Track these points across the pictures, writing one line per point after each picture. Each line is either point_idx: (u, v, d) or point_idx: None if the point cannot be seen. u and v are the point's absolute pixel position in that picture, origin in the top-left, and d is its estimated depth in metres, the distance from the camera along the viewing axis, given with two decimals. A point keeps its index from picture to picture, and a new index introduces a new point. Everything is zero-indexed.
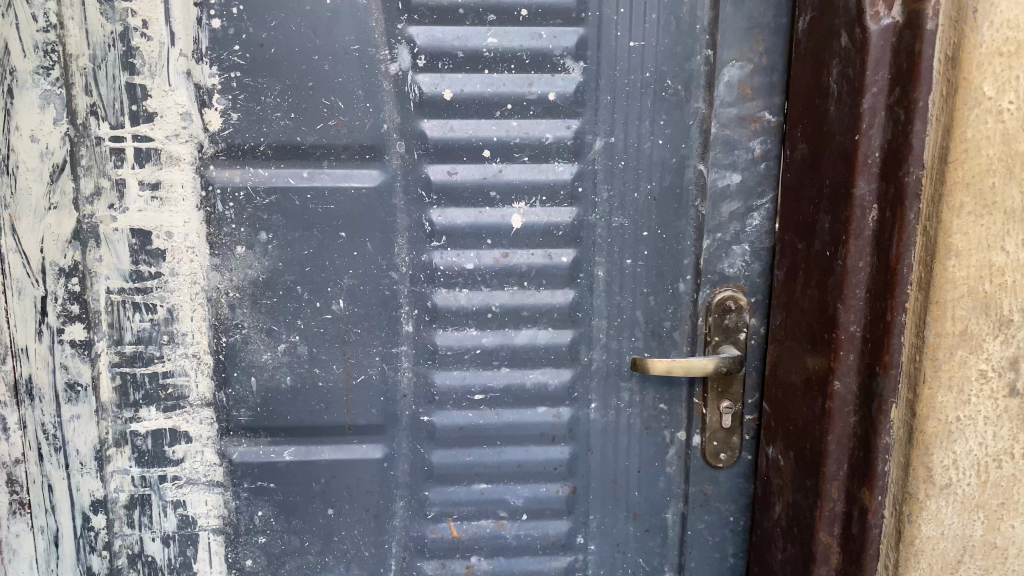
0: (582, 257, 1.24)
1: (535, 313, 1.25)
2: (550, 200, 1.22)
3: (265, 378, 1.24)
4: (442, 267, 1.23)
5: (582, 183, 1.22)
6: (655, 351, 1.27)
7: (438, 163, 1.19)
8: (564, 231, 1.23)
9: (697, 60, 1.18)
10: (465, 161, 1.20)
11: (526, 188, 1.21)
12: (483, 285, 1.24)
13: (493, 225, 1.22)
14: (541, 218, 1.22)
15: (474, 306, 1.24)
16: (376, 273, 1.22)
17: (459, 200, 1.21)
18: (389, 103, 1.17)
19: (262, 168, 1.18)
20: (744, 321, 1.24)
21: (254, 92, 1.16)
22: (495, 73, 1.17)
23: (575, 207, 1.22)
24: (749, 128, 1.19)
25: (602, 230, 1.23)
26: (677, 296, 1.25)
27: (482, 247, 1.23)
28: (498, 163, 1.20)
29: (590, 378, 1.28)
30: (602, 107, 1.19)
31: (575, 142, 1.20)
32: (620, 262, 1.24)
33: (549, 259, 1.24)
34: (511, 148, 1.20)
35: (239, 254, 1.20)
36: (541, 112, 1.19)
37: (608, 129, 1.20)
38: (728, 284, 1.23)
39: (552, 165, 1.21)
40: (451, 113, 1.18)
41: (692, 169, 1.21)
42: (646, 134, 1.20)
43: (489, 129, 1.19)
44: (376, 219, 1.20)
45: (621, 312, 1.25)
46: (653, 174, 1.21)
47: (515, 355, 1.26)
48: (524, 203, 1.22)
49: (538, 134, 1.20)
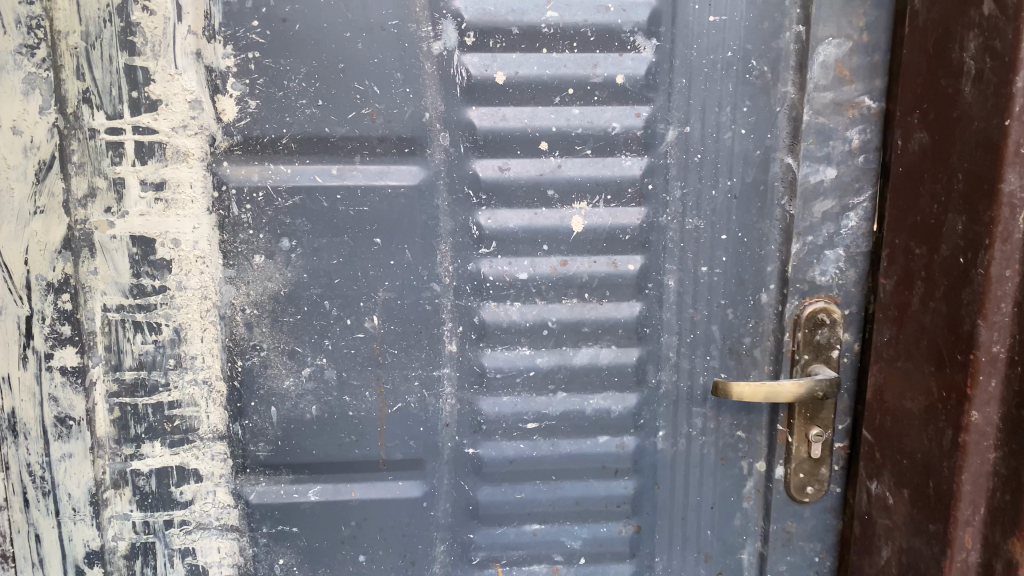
0: (650, 265, 1.08)
1: (596, 329, 1.09)
2: (615, 200, 1.06)
3: (288, 409, 1.07)
4: (491, 277, 1.06)
5: (652, 180, 1.06)
6: (732, 371, 1.11)
7: (488, 157, 1.03)
8: (631, 235, 1.07)
9: (787, 37, 1.02)
10: (519, 155, 1.03)
11: (588, 186, 1.05)
12: (538, 297, 1.08)
13: (549, 229, 1.06)
14: (605, 220, 1.06)
15: (528, 323, 1.08)
16: (417, 285, 1.05)
17: (511, 199, 1.04)
18: (431, 88, 1.01)
19: (284, 164, 1.01)
20: (838, 338, 1.08)
21: (275, 75, 0.99)
22: (554, 53, 1.01)
23: (643, 208, 1.07)
24: (847, 116, 1.03)
25: (673, 234, 1.07)
26: (759, 308, 1.09)
27: (536, 253, 1.06)
28: (556, 158, 1.04)
29: (658, 403, 1.12)
30: (676, 92, 1.03)
31: (645, 132, 1.04)
32: (693, 270, 1.08)
33: (614, 267, 1.08)
34: (572, 140, 1.04)
35: (257, 264, 1.04)
36: (607, 98, 1.03)
37: (683, 117, 1.04)
38: (819, 295, 1.08)
39: (618, 159, 1.05)
40: (503, 99, 1.02)
41: (778, 162, 1.05)
42: (726, 122, 1.04)
43: (547, 118, 1.03)
44: (416, 222, 1.04)
45: (694, 327, 1.10)
46: (733, 169, 1.06)
47: (573, 377, 1.10)
48: (585, 203, 1.06)
49: (603, 124, 1.04)
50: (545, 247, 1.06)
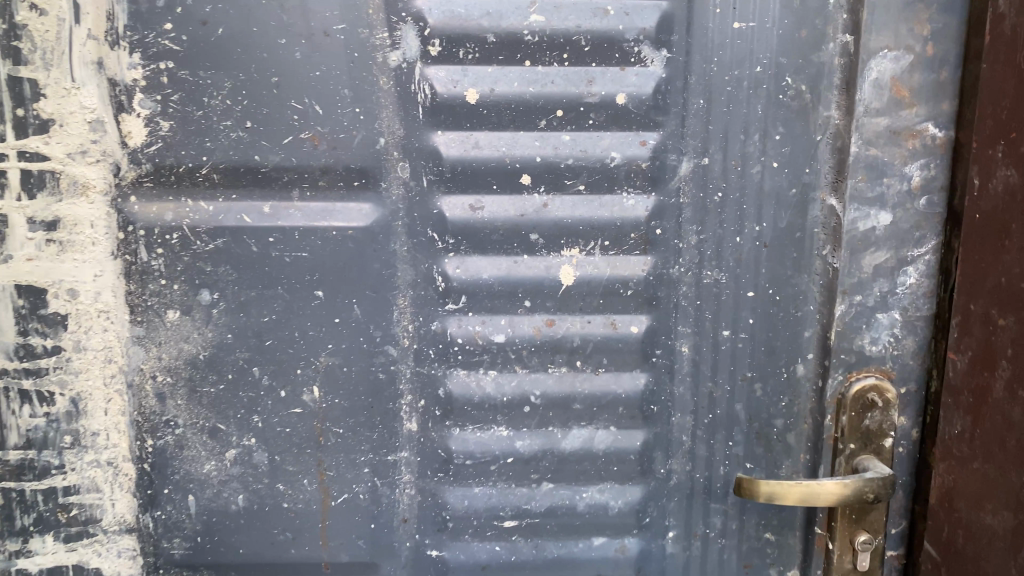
0: (658, 327, 0.88)
1: (590, 406, 0.89)
2: (615, 247, 0.86)
3: (209, 498, 0.88)
4: (461, 339, 0.86)
5: (661, 223, 0.86)
6: (759, 460, 0.90)
7: (456, 193, 0.83)
8: (634, 290, 0.87)
9: (831, 48, 0.82)
10: (496, 190, 0.84)
11: (580, 229, 0.85)
12: (518, 365, 0.87)
13: (532, 281, 0.86)
14: (602, 271, 0.86)
15: (505, 398, 0.88)
16: (369, 349, 0.85)
17: (485, 245, 0.85)
18: (387, 107, 0.81)
19: (205, 200, 0.82)
20: (891, 424, 0.86)
21: (192, 90, 0.80)
22: (539, 66, 0.82)
23: (650, 257, 0.86)
24: (905, 147, 0.82)
25: (687, 290, 0.87)
26: (793, 382, 0.88)
27: (515, 311, 0.86)
28: (541, 195, 0.84)
29: (666, 497, 0.91)
30: (692, 115, 0.84)
31: (652, 164, 0.84)
32: (711, 335, 0.88)
33: (612, 330, 0.87)
34: (560, 173, 0.84)
35: (171, 321, 0.84)
36: (605, 121, 0.83)
37: (701, 147, 0.84)
38: (868, 369, 0.86)
39: (618, 196, 0.85)
40: (475, 123, 0.82)
41: (818, 202, 0.85)
42: (754, 154, 0.85)
43: (529, 146, 0.83)
44: (368, 272, 0.84)
45: (712, 403, 0.89)
46: (762, 211, 0.85)
47: (562, 465, 0.89)
48: (577, 250, 0.85)
49: (599, 154, 0.84)
50: (526, 303, 0.86)
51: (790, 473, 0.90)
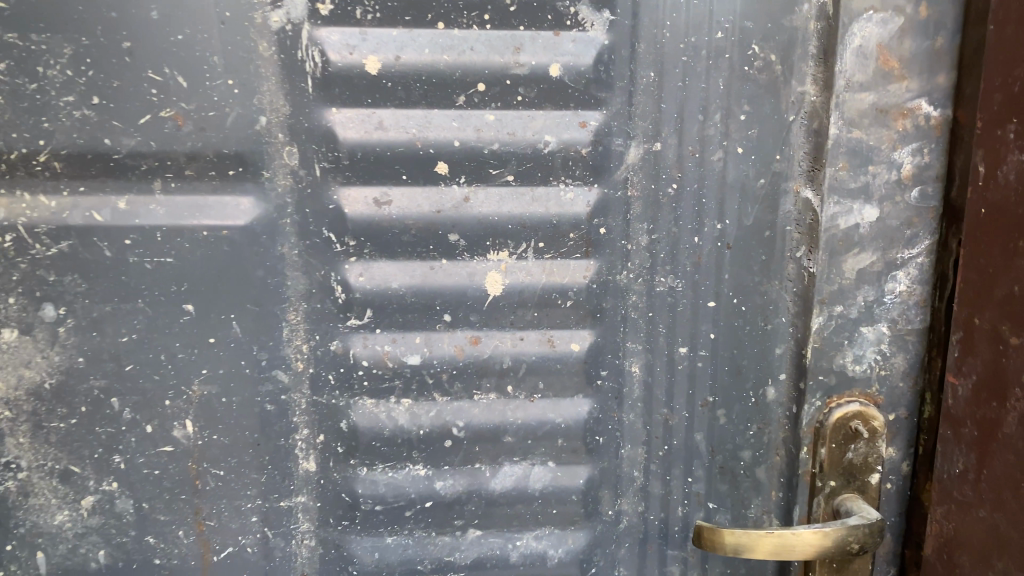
0: (603, 344, 0.74)
1: (524, 439, 0.74)
2: (550, 250, 0.71)
3: (62, 556, 0.72)
4: (366, 362, 0.71)
5: (605, 221, 0.72)
6: (723, 499, 0.76)
7: (358, 186, 0.69)
8: (574, 301, 0.73)
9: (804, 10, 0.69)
10: (406, 182, 0.69)
11: (508, 228, 0.70)
12: (437, 392, 0.72)
13: (452, 291, 0.71)
14: (537, 278, 0.72)
15: (420, 431, 0.73)
16: (254, 375, 0.71)
17: (394, 247, 0.70)
18: (270, 79, 0.67)
19: (44, 194, 0.67)
20: (879, 457, 0.73)
21: (25, 57, 0.65)
22: (454, 29, 0.67)
23: (593, 261, 0.72)
24: (893, 128, 0.69)
25: (637, 300, 0.73)
26: (762, 408, 0.75)
27: (431, 328, 0.71)
28: (461, 187, 0.70)
29: (614, 543, 0.77)
30: (640, 91, 0.70)
31: (593, 150, 0.70)
32: (666, 353, 0.74)
33: (550, 348, 0.73)
34: (484, 161, 0.69)
35: (8, 342, 0.69)
36: (536, 98, 0.69)
37: (652, 129, 0.71)
38: (851, 393, 0.73)
39: (554, 189, 0.70)
40: (377, 98, 0.68)
41: (789, 195, 0.72)
42: (714, 137, 0.71)
43: (445, 128, 0.69)
44: (249, 281, 0.69)
45: (668, 434, 0.75)
46: (725, 205, 0.72)
47: (490, 509, 0.75)
48: (506, 254, 0.71)
49: (530, 138, 0.69)
50: (444, 317, 0.71)
51: (758, 514, 0.76)
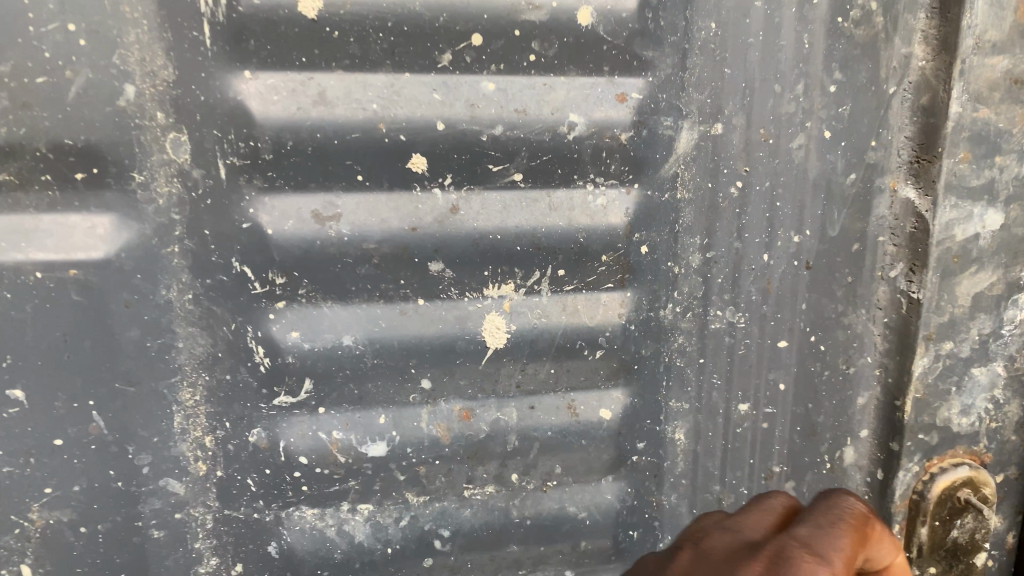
0: (641, 407, 0.53)
1: (534, 545, 0.53)
2: (573, 279, 0.49)
3: None
4: (307, 456, 0.48)
5: (648, 235, 0.50)
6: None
7: (287, 192, 0.44)
8: (604, 351, 0.51)
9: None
10: (364, 186, 0.45)
11: (515, 251, 0.48)
12: (412, 490, 0.50)
13: (434, 345, 0.48)
14: (555, 319, 0.50)
15: (388, 549, 0.50)
16: (128, 490, 0.46)
17: (344, 283, 0.46)
18: (139, 23, 0.41)
19: None
20: (988, 533, 0.56)
21: None
22: None
23: (629, 292, 0.51)
24: None
25: (686, 344, 0.52)
26: (839, 476, 0.57)
27: (403, 401, 0.48)
28: (449, 193, 0.47)
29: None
30: (697, 49, 0.49)
31: (634, 133, 0.49)
32: (721, 413, 0.54)
33: (571, 418, 0.51)
34: (479, 152, 0.46)
35: None
36: (556, 57, 0.46)
37: (711, 105, 0.50)
38: (956, 452, 0.56)
39: (578, 192, 0.48)
40: (317, 55, 0.43)
41: (884, 194, 0.53)
42: (793, 116, 0.51)
43: (422, 102, 0.45)
44: (116, 346, 0.44)
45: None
46: (804, 211, 0.52)
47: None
48: (510, 288, 0.48)
49: (547, 117, 0.47)
50: (420, 385, 0.48)
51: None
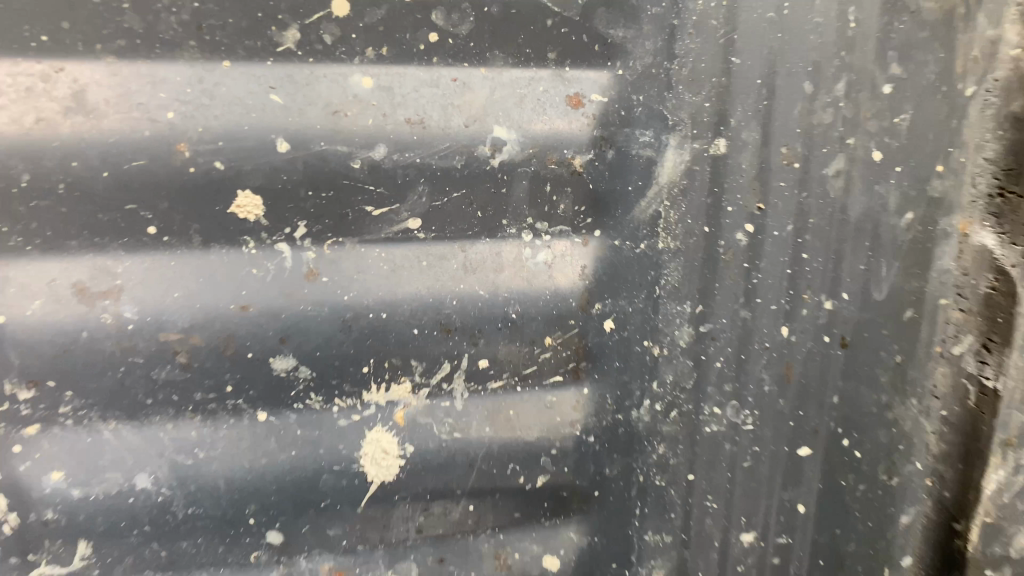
0: (606, 550, 0.34)
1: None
2: (502, 372, 0.33)
3: None
4: None
5: (614, 306, 0.34)
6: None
7: (31, 255, 0.28)
8: (554, 474, 0.34)
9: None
10: (161, 245, 0.28)
11: (410, 335, 0.31)
12: None
13: (286, 478, 0.31)
14: (476, 434, 0.33)
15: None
16: None
17: (135, 394, 0.29)
18: None
19: None
20: None
21: None
22: None
23: (587, 389, 0.34)
24: None
25: (669, 456, 0.34)
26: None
27: (240, 563, 0.31)
28: (304, 251, 0.30)
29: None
30: (689, 31, 0.32)
31: (595, 155, 0.33)
32: (718, 548, 0.34)
33: (502, 572, 0.34)
34: (349, 185, 0.30)
35: None
36: (470, 40, 0.30)
37: (709, 112, 0.33)
38: None
39: (507, 244, 0.32)
40: (67, 30, 0.27)
41: (949, 243, 0.32)
42: (830, 129, 0.32)
43: (249, 106, 0.29)
44: None
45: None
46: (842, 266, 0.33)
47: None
48: (406, 389, 0.32)
49: (457, 131, 0.31)
50: (265, 539, 0.31)
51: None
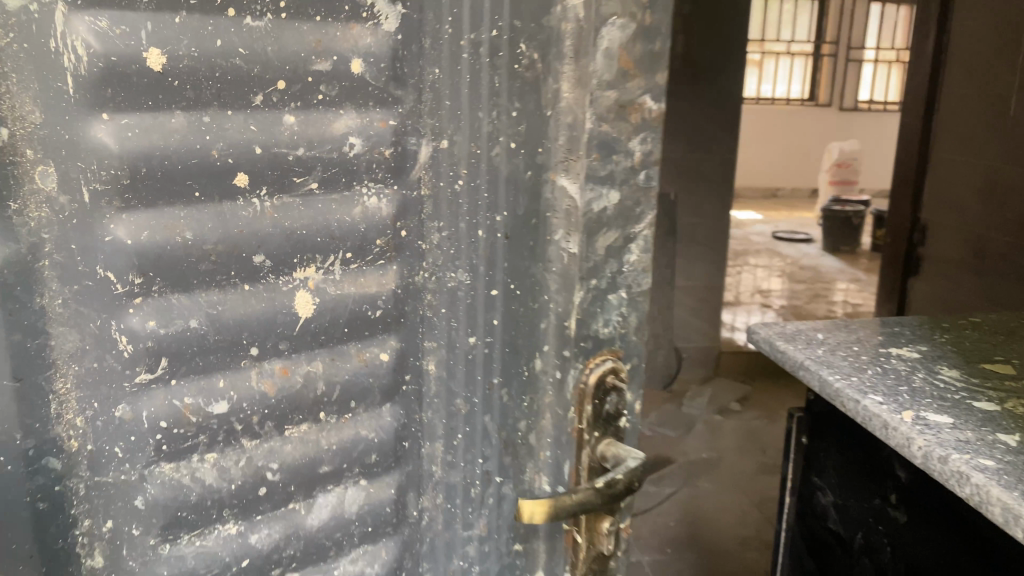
0: (407, 348, 0.60)
1: (344, 464, 0.60)
2: (357, 258, 0.56)
3: None
4: (155, 419, 0.53)
5: (405, 224, 0.57)
6: (531, 539, 0.63)
7: (139, 210, 0.50)
8: (383, 312, 0.58)
9: (562, 8, 0.53)
10: (197, 199, 0.51)
11: (316, 241, 0.54)
12: (239, 439, 0.55)
13: (258, 321, 0.54)
14: (344, 295, 0.56)
15: (234, 486, 0.55)
16: (24, 491, 0.50)
17: (188, 276, 0.52)
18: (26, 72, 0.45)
19: None
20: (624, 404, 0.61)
21: None
22: (246, 17, 0.49)
23: (394, 267, 0.58)
24: (632, 117, 0.55)
25: (434, 301, 0.60)
26: (533, 382, 0.60)
27: (236, 366, 0.54)
28: (262, 202, 0.52)
29: (426, 566, 0.65)
30: (437, 70, 0.55)
31: (394, 149, 0.55)
32: (458, 346, 0.61)
33: (359, 364, 0.58)
34: (288, 164, 0.52)
35: None
36: (337, 97, 0.52)
37: (431, 123, 0.56)
38: (602, 354, 0.59)
39: (359, 194, 0.55)
40: (161, 99, 0.49)
41: (549, 185, 0.56)
42: (489, 131, 0.56)
43: (240, 131, 0.50)
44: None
45: (469, 445, 0.62)
46: (498, 197, 0.57)
47: (311, 551, 0.60)
48: (312, 271, 0.55)
49: (333, 138, 0.53)
50: (251, 348, 0.54)
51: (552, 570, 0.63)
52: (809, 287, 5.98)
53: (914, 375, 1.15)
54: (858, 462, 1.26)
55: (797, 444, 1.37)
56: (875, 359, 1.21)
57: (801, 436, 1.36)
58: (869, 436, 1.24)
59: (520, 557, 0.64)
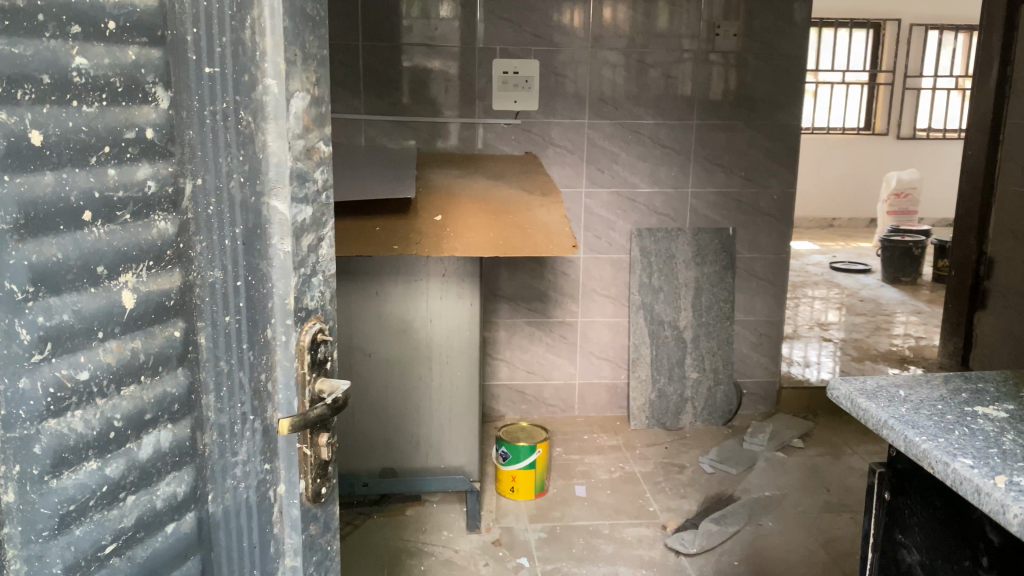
0: (186, 330, 0.82)
1: (159, 413, 0.80)
2: (157, 262, 0.78)
3: None
4: (43, 389, 0.69)
5: (184, 239, 0.80)
6: (275, 459, 0.92)
7: (28, 241, 0.67)
8: (175, 301, 0.80)
9: (264, 86, 0.84)
10: (61, 230, 0.69)
11: (131, 252, 0.75)
12: (97, 395, 0.74)
13: (100, 312, 0.73)
14: (149, 290, 0.78)
15: (94, 432, 0.74)
16: None
17: (59, 284, 0.70)
18: None
19: None
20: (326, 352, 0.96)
21: None
22: (84, 106, 0.70)
23: (177, 270, 0.80)
24: (312, 157, 0.90)
25: (204, 295, 0.83)
26: (269, 343, 0.89)
27: (88, 345, 0.73)
28: (97, 230, 0.72)
29: (211, 487, 0.87)
30: (192, 133, 0.79)
31: (172, 189, 0.78)
32: (218, 323, 0.84)
33: (162, 339, 0.80)
34: (111, 197, 0.73)
35: None
36: (136, 155, 0.75)
37: (192, 167, 0.80)
38: (309, 319, 0.93)
39: (158, 218, 0.77)
40: (37, 165, 0.67)
41: (269, 207, 0.87)
42: (226, 170, 0.82)
43: (82, 176, 0.70)
44: None
45: (231, 394, 0.86)
46: (237, 217, 0.84)
47: (142, 478, 0.79)
48: (131, 275, 0.76)
49: (134, 180, 0.75)
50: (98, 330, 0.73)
51: (292, 480, 0.94)
52: (873, 319, 5.95)
53: (1004, 437, 1.18)
54: (949, 528, 1.26)
55: (880, 500, 1.35)
56: (960, 418, 1.24)
57: (883, 493, 1.34)
58: (961, 499, 1.25)
59: (269, 473, 0.91)
